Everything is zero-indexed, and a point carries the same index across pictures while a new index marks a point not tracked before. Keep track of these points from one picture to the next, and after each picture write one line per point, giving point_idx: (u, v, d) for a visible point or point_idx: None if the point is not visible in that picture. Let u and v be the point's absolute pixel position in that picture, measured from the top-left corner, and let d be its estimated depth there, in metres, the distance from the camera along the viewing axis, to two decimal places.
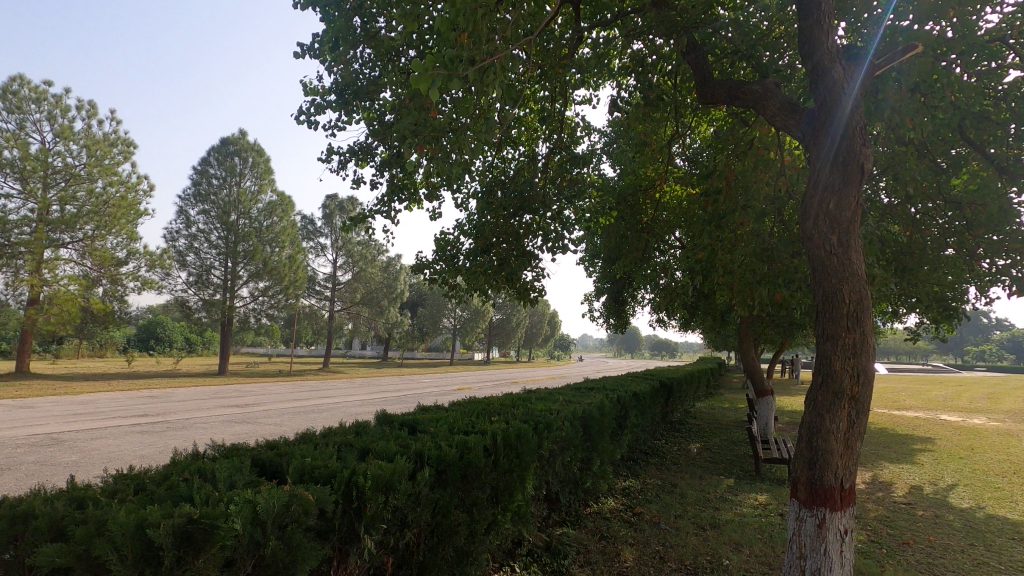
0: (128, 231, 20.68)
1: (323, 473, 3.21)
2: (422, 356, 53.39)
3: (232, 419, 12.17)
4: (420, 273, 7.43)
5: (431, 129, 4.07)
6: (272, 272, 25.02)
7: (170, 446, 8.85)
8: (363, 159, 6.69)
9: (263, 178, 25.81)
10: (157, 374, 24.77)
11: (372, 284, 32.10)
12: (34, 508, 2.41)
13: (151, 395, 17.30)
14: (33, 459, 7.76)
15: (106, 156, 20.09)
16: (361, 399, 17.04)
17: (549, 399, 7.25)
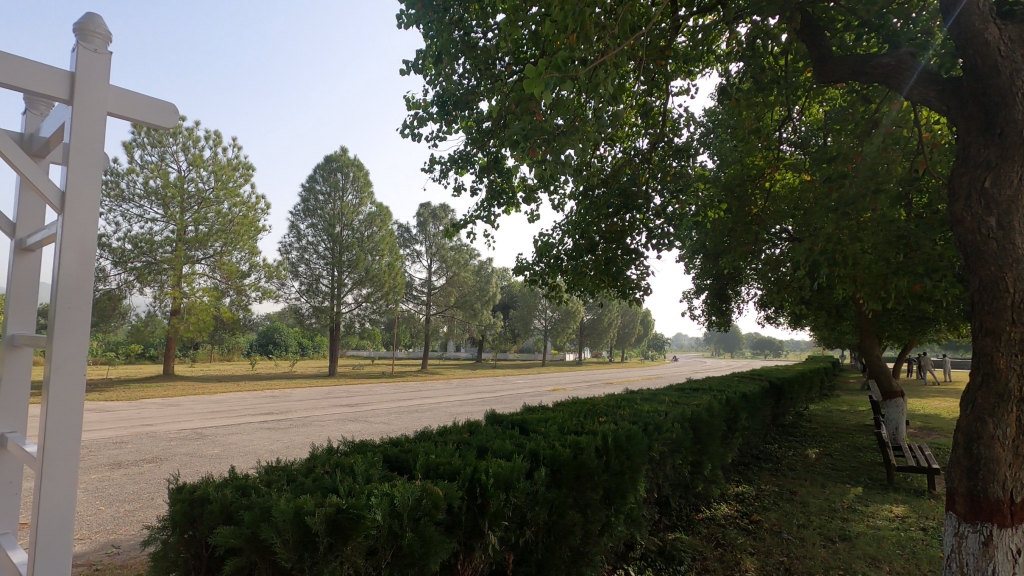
0: (250, 246, 22.82)
1: (447, 470, 3.36)
2: (514, 357, 53.81)
3: (345, 417, 13.00)
4: (521, 275, 7.57)
5: (537, 134, 4.17)
6: (374, 279, 26.50)
7: (295, 441, 9.63)
8: (463, 167, 6.91)
9: (364, 191, 27.31)
10: (276, 376, 27.15)
11: (466, 287, 32.98)
12: (208, 494, 2.73)
13: (273, 395, 18.92)
14: (184, 451, 8.74)
15: (230, 179, 22.26)
16: (460, 399, 17.55)
17: (654, 400, 7.09)
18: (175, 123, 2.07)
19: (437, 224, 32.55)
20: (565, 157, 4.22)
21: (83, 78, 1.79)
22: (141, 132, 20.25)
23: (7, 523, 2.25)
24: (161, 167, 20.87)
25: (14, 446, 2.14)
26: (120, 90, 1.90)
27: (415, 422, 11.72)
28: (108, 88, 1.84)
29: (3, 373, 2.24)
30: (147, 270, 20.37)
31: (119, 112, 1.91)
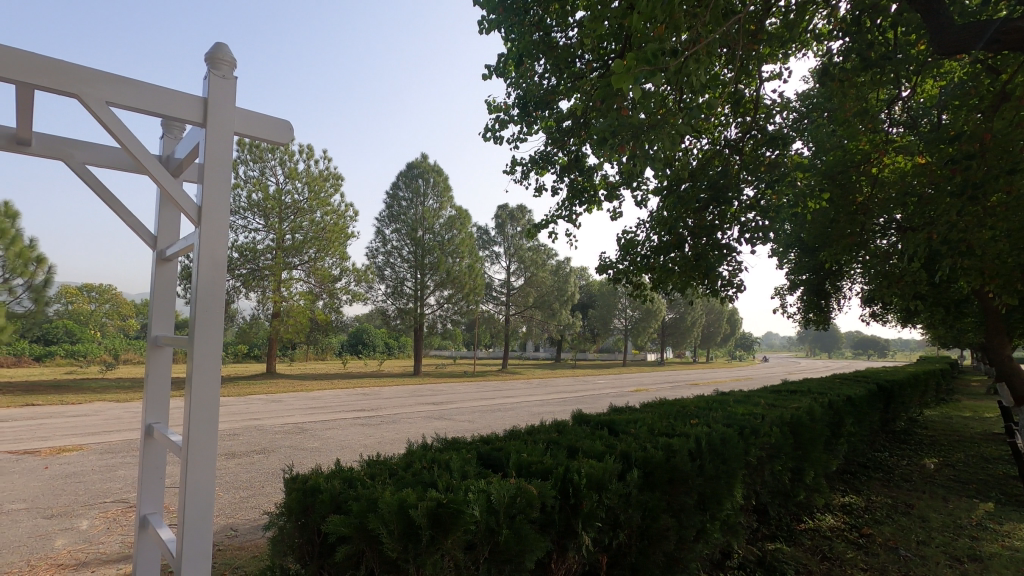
0: (340, 252, 24.15)
1: (539, 469, 3.37)
2: (593, 357, 53.13)
3: (431, 415, 13.43)
4: (603, 274, 7.48)
5: (625, 130, 4.13)
6: (455, 280, 27.22)
7: (386, 437, 10.05)
8: (544, 167, 6.93)
9: (444, 196, 28.09)
10: (366, 375, 28.54)
11: (544, 287, 33.09)
12: (319, 484, 2.92)
13: (363, 393, 19.92)
14: (287, 444, 9.41)
15: (322, 190, 23.66)
16: (541, 399, 17.58)
17: (749, 402, 6.74)
18: (291, 138, 2.22)
19: (515, 225, 32.84)
20: (656, 151, 4.17)
21: (215, 102, 1.97)
22: (244, 150, 22.03)
23: (154, 503, 2.52)
24: (262, 181, 22.57)
25: (160, 435, 2.40)
26: (245, 109, 2.07)
27: (498, 421, 11.89)
28: (232, 107, 2.00)
29: (148, 371, 2.50)
30: (252, 277, 22.11)
31: (243, 130, 2.08)
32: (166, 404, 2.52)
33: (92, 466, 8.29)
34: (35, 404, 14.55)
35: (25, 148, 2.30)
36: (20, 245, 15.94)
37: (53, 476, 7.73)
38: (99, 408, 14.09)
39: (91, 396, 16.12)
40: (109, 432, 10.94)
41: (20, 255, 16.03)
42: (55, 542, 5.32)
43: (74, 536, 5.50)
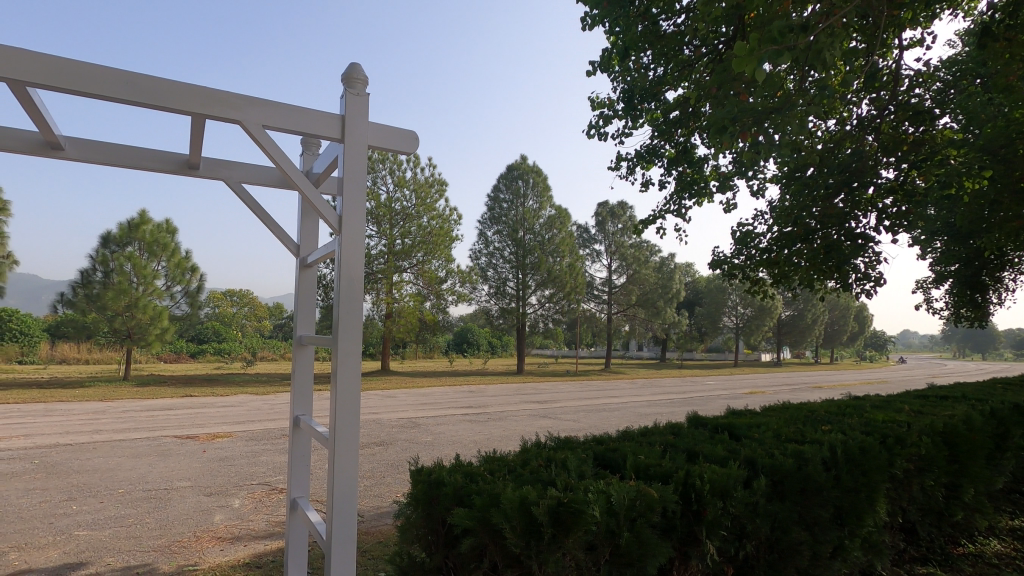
0: (446, 255, 25.13)
1: (658, 472, 3.26)
2: (701, 357, 50.63)
3: (536, 414, 13.54)
4: (715, 270, 7.11)
5: (748, 115, 3.93)
6: (556, 280, 27.31)
7: (494, 433, 10.28)
8: (650, 162, 6.68)
9: (543, 196, 28.25)
10: (472, 373, 29.48)
11: (647, 285, 32.12)
12: (441, 477, 3.03)
13: (469, 390, 20.56)
14: (403, 437, 9.94)
15: (428, 196, 24.72)
16: (647, 400, 17.05)
17: (890, 408, 6.06)
18: (415, 147, 2.32)
19: (615, 223, 32.18)
20: (783, 135, 3.95)
21: (350, 118, 2.12)
22: None
23: (302, 488, 2.76)
24: (374, 190, 24.04)
25: (306, 425, 2.62)
26: (377, 123, 2.20)
27: (604, 421, 11.70)
28: (365, 121, 2.14)
29: (295, 368, 2.75)
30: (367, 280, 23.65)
31: (375, 143, 2.21)
32: (310, 398, 2.75)
33: (240, 451, 9.31)
34: (192, 395, 16.63)
35: (194, 171, 2.63)
36: (178, 256, 18.38)
37: (210, 459, 8.78)
38: (242, 400, 15.80)
39: (235, 389, 18.11)
40: (251, 421, 12.23)
41: (179, 265, 18.48)
42: (213, 517, 6.04)
43: (228, 513, 6.21)
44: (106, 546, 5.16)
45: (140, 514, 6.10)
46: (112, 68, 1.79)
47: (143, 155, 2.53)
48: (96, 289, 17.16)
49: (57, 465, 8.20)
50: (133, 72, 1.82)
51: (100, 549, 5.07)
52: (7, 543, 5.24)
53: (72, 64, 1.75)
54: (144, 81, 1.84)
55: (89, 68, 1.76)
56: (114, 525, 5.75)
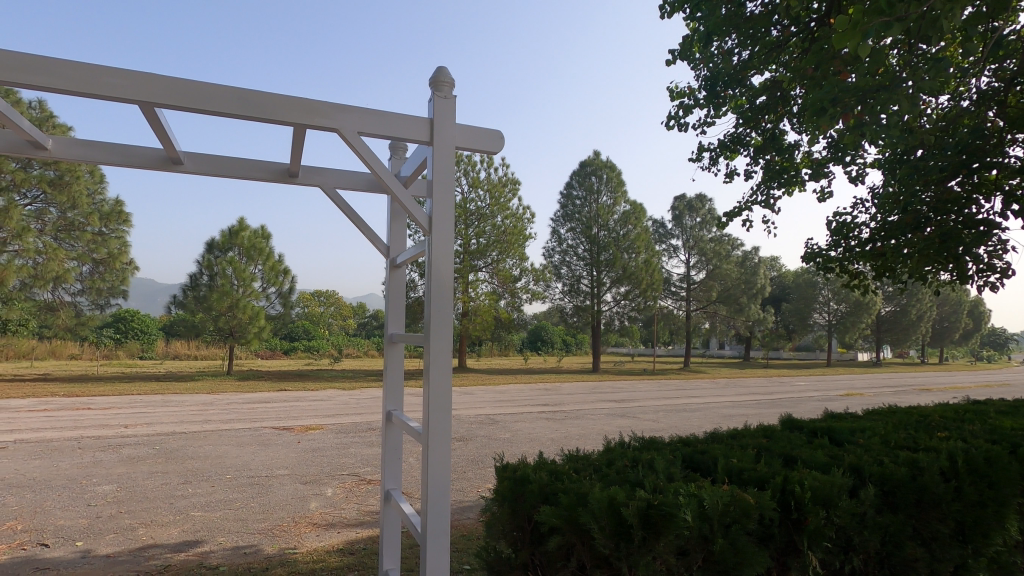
0: (520, 253, 25.29)
1: (754, 477, 3.10)
2: (790, 357, 47.78)
3: (614, 413, 13.33)
4: (809, 263, 6.67)
5: (851, 95, 3.66)
6: (632, 277, 26.74)
7: (572, 432, 10.24)
8: (734, 151, 6.36)
9: (617, 191, 27.78)
10: (547, 371, 29.48)
11: (729, 281, 30.76)
12: (527, 475, 3.05)
13: (546, 388, 20.56)
14: (482, 433, 10.11)
15: (502, 196, 24.98)
16: (732, 400, 16.27)
17: (1019, 414, 5.41)
18: (501, 146, 2.32)
19: (693, 216, 31.03)
20: (891, 116, 3.65)
21: (439, 121, 2.17)
22: None
23: (395, 480, 2.86)
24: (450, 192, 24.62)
25: (398, 420, 2.72)
26: (464, 124, 2.23)
27: (687, 422, 11.30)
28: (453, 123, 2.18)
29: (387, 364, 2.85)
30: None
31: (462, 144, 2.24)
32: (401, 394, 2.85)
33: (331, 443, 9.85)
34: (286, 390, 17.82)
35: (294, 179, 2.79)
36: (272, 260, 19.76)
37: (305, 449, 9.36)
38: (331, 395, 16.72)
39: (324, 384, 19.18)
40: (340, 415, 12.91)
41: (272, 268, 19.83)
42: (310, 504, 6.43)
43: (322, 501, 6.59)
44: (217, 526, 5.64)
45: (245, 499, 6.62)
46: (226, 85, 1.93)
47: (250, 166, 2.72)
48: (203, 291, 18.82)
49: (174, 452, 9.06)
50: (242, 88, 1.96)
51: (212, 529, 5.54)
52: (136, 519, 5.86)
53: (192, 85, 1.91)
54: (252, 96, 1.97)
55: (205, 87, 1.91)
56: (223, 508, 6.27)
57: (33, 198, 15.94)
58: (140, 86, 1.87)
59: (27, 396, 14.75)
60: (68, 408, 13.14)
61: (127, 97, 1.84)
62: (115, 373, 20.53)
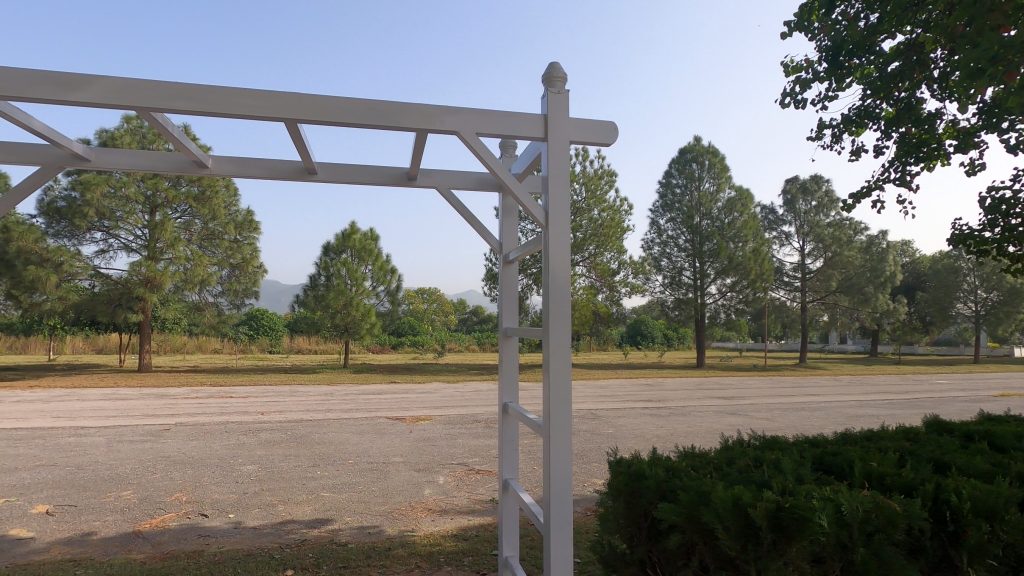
0: (618, 246, 24.82)
1: (898, 483, 2.82)
2: (927, 352, 42.73)
3: (723, 410, 12.72)
4: (956, 247, 5.90)
5: (1014, 52, 3.19)
6: (738, 267, 25.25)
7: (679, 429, 9.91)
8: (861, 126, 5.76)
9: (721, 177, 26.46)
10: (648, 365, 28.66)
11: (851, 268, 28.11)
12: (643, 470, 2.99)
13: (648, 383, 20.04)
14: (584, 427, 10.10)
15: (598, 188, 24.60)
16: (859, 399, 14.87)
17: None
18: (614, 137, 2.29)
19: (808, 200, 28.55)
20: None
21: (553, 116, 2.18)
22: None
23: (512, 470, 2.93)
24: None
25: (514, 412, 2.78)
26: (578, 119, 2.23)
27: (806, 422, 10.49)
28: (568, 117, 2.19)
29: (501, 357, 2.93)
30: None
31: (577, 138, 2.24)
32: (516, 386, 2.91)
33: (440, 433, 10.31)
34: (397, 382, 18.92)
35: (413, 182, 2.95)
36: (380, 260, 21.03)
37: (416, 439, 9.88)
38: (437, 387, 17.49)
39: (430, 378, 20.10)
40: (447, 407, 13.47)
41: (380, 268, 21.12)
42: (424, 490, 6.79)
43: (435, 488, 6.92)
44: (345, 507, 6.13)
45: (366, 483, 7.13)
46: (357, 98, 2.07)
47: (374, 172, 2.91)
48: (321, 291, 20.48)
49: (303, 437, 9.96)
50: (373, 100, 2.09)
51: (341, 509, 6.03)
52: (276, 497, 6.52)
53: (328, 101, 2.06)
54: (382, 107, 2.10)
55: (341, 103, 2.06)
56: (348, 490, 6.80)
57: (182, 213, 18.25)
58: (283, 105, 2.05)
59: (183, 385, 16.92)
60: (214, 397, 14.88)
61: (274, 116, 2.03)
62: (250, 366, 22.90)
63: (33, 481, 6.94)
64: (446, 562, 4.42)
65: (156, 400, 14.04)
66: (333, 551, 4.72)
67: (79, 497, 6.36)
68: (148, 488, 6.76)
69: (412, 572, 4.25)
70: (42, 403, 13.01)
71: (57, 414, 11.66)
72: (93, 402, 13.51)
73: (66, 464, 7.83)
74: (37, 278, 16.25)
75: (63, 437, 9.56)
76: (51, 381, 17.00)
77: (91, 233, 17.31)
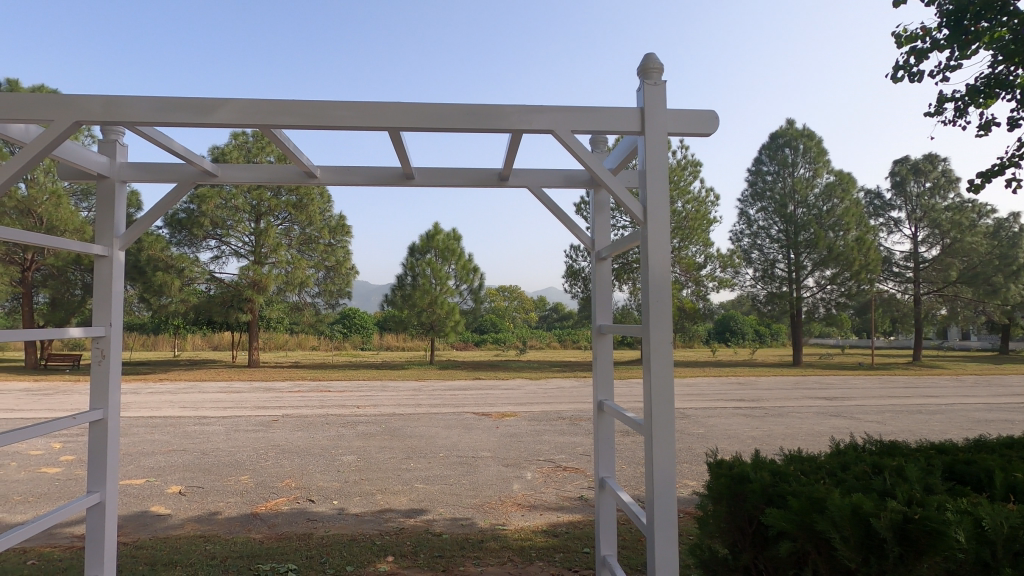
0: (704, 239, 23.82)
1: None
2: None
3: (826, 412, 11.83)
4: None
5: None
6: (839, 258, 23.36)
7: (776, 430, 9.35)
8: (992, 97, 5.13)
9: (818, 161, 24.73)
10: (739, 363, 27.26)
11: (975, 256, 25.19)
12: (746, 473, 2.84)
13: (739, 382, 19.07)
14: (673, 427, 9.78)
15: (681, 179, 23.75)
16: (989, 402, 13.25)
17: None
18: (716, 127, 2.20)
19: (920, 181, 25.94)
20: None
21: (650, 109, 2.14)
22: None
23: (609, 468, 2.90)
24: None
25: (610, 410, 2.75)
26: (675, 109, 2.17)
27: (926, 426, 9.51)
28: (664, 108, 2.14)
29: (596, 354, 2.93)
30: None
31: (675, 130, 2.18)
32: (611, 384, 2.88)
33: (526, 430, 10.41)
34: (481, 378, 19.32)
35: (505, 183, 2.99)
36: (463, 260, 21.57)
37: (503, 434, 10.05)
38: (520, 384, 17.68)
39: (513, 374, 20.33)
40: (532, 404, 13.59)
41: (463, 267, 21.66)
42: (513, 485, 6.90)
43: (523, 483, 7.01)
44: (438, 498, 6.36)
45: (457, 476, 7.35)
46: (457, 104, 2.13)
47: (469, 175, 2.99)
48: (408, 290, 21.26)
49: (396, 430, 10.44)
50: (471, 104, 2.15)
51: (434, 501, 6.26)
52: (375, 486, 6.89)
53: (430, 108, 2.14)
54: (480, 109, 2.15)
55: (442, 109, 2.14)
56: (440, 482, 7.04)
57: (283, 220, 19.69)
58: (383, 112, 2.15)
59: (287, 380, 18.27)
60: (315, 391, 15.95)
61: (378, 125, 2.13)
62: (345, 362, 24.31)
63: (167, 464, 7.80)
64: (537, 557, 4.46)
65: (265, 393, 15.28)
66: (429, 540, 4.91)
67: (205, 480, 7.07)
68: (262, 474, 7.38)
69: (505, 565, 4.33)
70: (171, 395, 14.56)
71: (183, 404, 13.03)
72: (212, 394, 14.93)
73: (193, 449, 8.73)
74: (164, 283, 18.10)
75: (190, 425, 10.66)
76: (177, 374, 18.98)
77: (207, 241, 19.12)
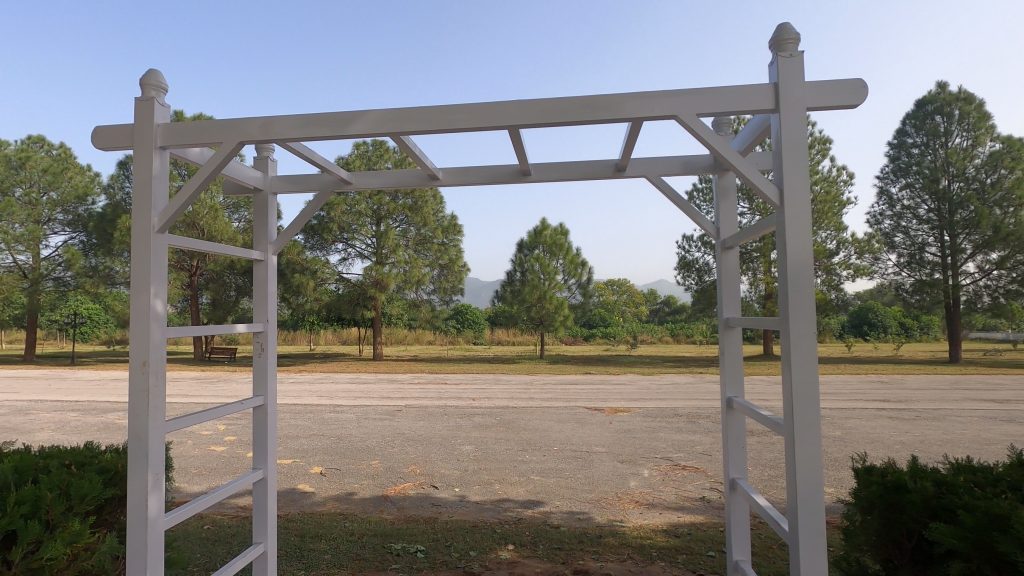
0: (836, 223, 21.64)
1: None
2: None
3: (994, 416, 10.24)
4: None
5: None
6: (1010, 238, 20.04)
7: (930, 435, 8.28)
8: None
9: (978, 128, 21.51)
10: (881, 360, 24.49)
11: None
12: (904, 483, 2.53)
13: (882, 381, 17.10)
14: None
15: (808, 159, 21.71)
16: None
17: None
18: (866, 96, 1.98)
19: None
20: None
21: (785, 83, 1.99)
22: None
23: (740, 470, 2.74)
24: None
25: (741, 407, 2.60)
26: (815, 82, 1.98)
27: None
28: (801, 81, 1.97)
29: (723, 349, 2.78)
30: None
31: (815, 105, 1.99)
32: (742, 380, 2.72)
33: (641, 426, 10.18)
34: (591, 373, 19.19)
35: (621, 173, 2.93)
36: (571, 254, 21.57)
37: (617, 430, 9.92)
38: (632, 379, 17.32)
39: (625, 369, 19.95)
40: (645, 399, 13.26)
41: (571, 262, 21.61)
42: (630, 482, 6.78)
43: (641, 481, 6.86)
44: (555, 491, 6.43)
45: (573, 470, 7.38)
46: (574, 98, 2.11)
47: (584, 167, 2.97)
48: (517, 285, 21.59)
49: (510, 422, 10.70)
50: (590, 95, 2.12)
51: (551, 493, 6.34)
52: (493, 476, 7.12)
53: (549, 104, 2.15)
54: (598, 99, 2.11)
55: (559, 104, 2.13)
56: (556, 475, 7.11)
57: (401, 222, 20.92)
58: (501, 112, 2.19)
59: (407, 373, 19.43)
60: (433, 383, 16.83)
61: (498, 124, 2.18)
62: (459, 356, 25.35)
63: (309, 447, 8.65)
64: (659, 557, 4.34)
65: (389, 385, 16.39)
66: (547, 532, 4.97)
67: (342, 462, 7.74)
68: (390, 460, 7.92)
69: (626, 562, 4.27)
70: (310, 384, 16.13)
71: (320, 394, 14.38)
72: (343, 385, 16.31)
73: (330, 434, 9.60)
74: (301, 283, 20.06)
75: (327, 413, 11.72)
76: (313, 366, 20.97)
77: (336, 244, 20.87)
